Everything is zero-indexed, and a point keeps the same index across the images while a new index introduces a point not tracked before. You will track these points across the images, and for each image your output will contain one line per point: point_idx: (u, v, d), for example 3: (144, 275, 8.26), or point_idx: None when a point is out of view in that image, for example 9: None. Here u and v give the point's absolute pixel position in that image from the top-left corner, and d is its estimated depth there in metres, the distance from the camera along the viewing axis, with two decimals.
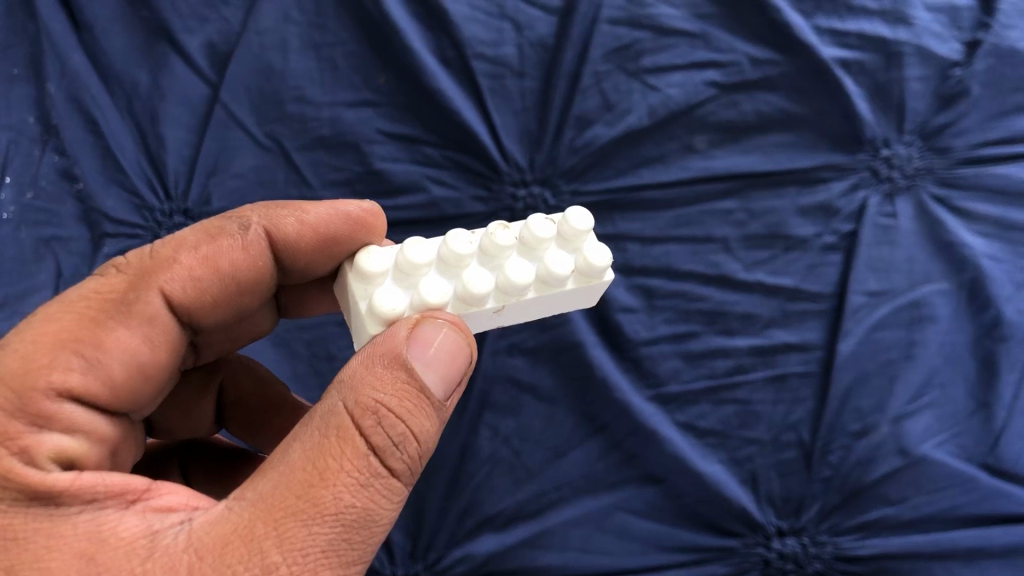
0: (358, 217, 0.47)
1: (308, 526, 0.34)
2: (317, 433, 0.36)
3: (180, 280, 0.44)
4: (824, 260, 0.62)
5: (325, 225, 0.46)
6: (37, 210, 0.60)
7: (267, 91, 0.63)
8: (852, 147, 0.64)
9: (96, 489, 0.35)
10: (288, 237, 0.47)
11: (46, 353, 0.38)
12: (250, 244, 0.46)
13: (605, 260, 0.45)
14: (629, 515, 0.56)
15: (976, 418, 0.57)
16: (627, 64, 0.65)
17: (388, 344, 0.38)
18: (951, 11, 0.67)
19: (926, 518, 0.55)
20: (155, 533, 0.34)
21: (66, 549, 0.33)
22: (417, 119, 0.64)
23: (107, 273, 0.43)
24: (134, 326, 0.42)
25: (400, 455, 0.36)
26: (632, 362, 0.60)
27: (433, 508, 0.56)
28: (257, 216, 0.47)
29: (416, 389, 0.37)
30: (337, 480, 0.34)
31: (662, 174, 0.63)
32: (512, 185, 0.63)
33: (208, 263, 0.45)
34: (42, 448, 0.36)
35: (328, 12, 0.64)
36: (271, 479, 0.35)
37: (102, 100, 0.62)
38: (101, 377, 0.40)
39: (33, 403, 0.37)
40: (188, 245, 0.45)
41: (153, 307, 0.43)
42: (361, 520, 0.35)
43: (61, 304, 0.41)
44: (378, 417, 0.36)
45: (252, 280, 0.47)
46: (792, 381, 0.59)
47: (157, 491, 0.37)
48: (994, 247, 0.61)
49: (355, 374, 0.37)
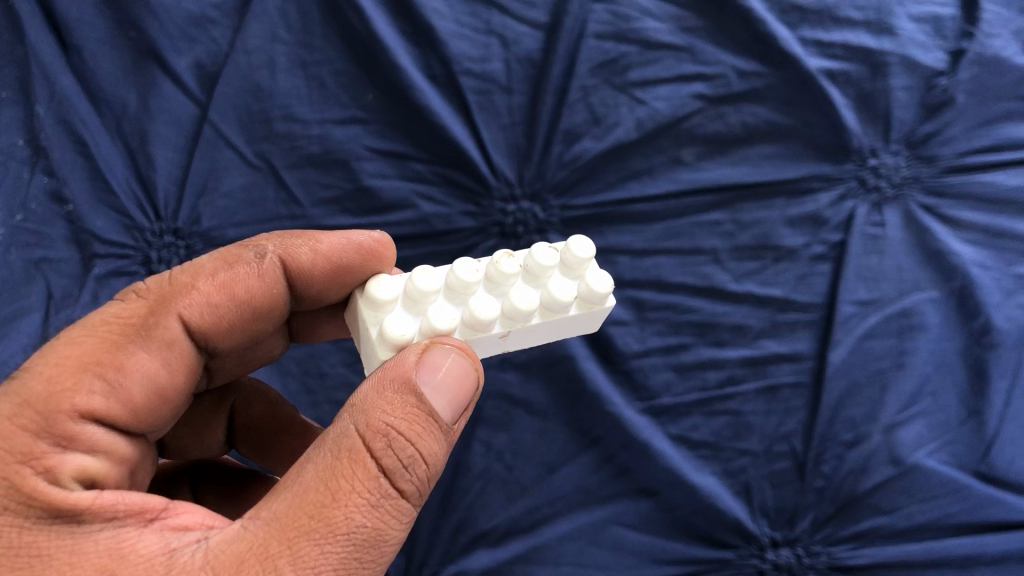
0: (369, 247, 0.47)
1: (320, 545, 0.34)
2: (329, 454, 0.36)
3: (198, 305, 0.44)
4: (814, 270, 0.62)
5: (338, 255, 0.46)
6: (27, 232, 0.60)
7: (255, 110, 0.63)
8: (840, 157, 0.64)
9: (115, 508, 0.36)
10: (302, 266, 0.47)
11: (70, 376, 0.38)
12: (265, 272, 0.46)
13: (607, 287, 0.45)
14: (623, 528, 0.56)
15: (967, 426, 0.57)
16: (614, 78, 0.65)
17: (399, 368, 0.38)
18: (934, 21, 0.67)
19: (919, 527, 0.55)
20: (173, 551, 0.34)
21: (89, 565, 0.33)
22: (405, 136, 0.64)
23: (127, 298, 0.43)
24: (154, 350, 0.42)
25: (409, 477, 0.36)
26: (623, 374, 0.60)
27: (427, 525, 0.56)
28: (273, 244, 0.47)
29: (425, 413, 0.37)
30: (348, 500, 0.34)
31: (651, 187, 0.63)
32: (501, 201, 0.64)
33: (224, 289, 0.45)
34: (66, 467, 0.36)
35: (315, 30, 0.64)
36: (284, 499, 0.35)
37: (92, 122, 0.62)
38: (121, 400, 0.40)
39: (58, 424, 0.37)
40: (206, 271, 0.45)
41: (173, 333, 0.43)
42: (371, 540, 0.35)
43: (85, 328, 0.41)
44: (388, 439, 0.36)
45: (266, 306, 0.47)
46: (784, 392, 0.59)
47: (174, 509, 0.37)
48: (982, 254, 0.62)
49: (366, 400, 0.37)
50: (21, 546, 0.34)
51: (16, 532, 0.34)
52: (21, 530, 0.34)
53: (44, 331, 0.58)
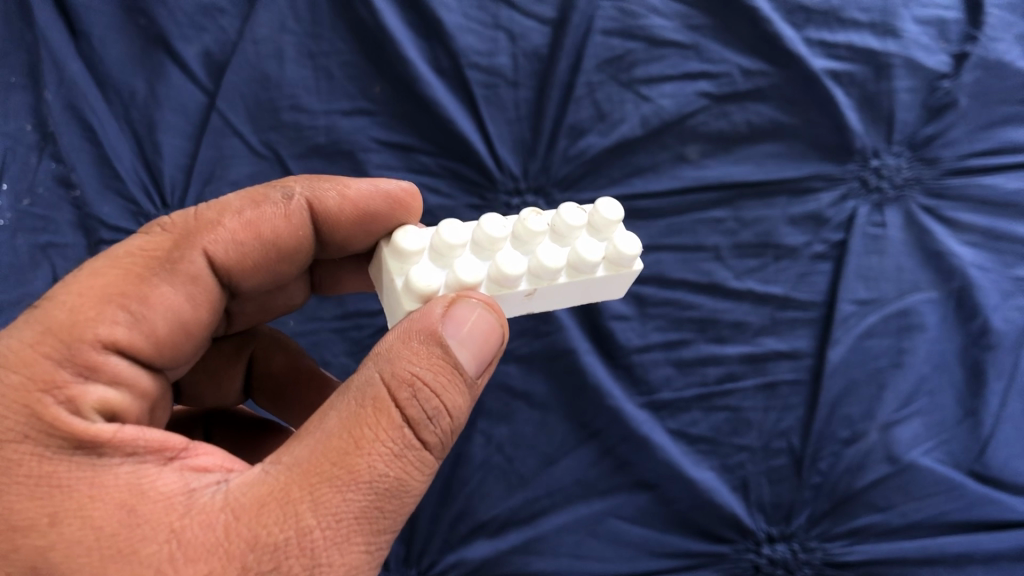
0: (396, 196, 0.47)
1: (343, 492, 0.34)
2: (353, 402, 0.36)
3: (222, 241, 0.45)
4: (814, 269, 0.62)
5: (365, 202, 0.47)
6: (33, 216, 0.61)
7: (263, 99, 0.64)
8: (842, 157, 0.65)
9: (136, 443, 0.36)
10: (328, 210, 0.48)
11: (93, 306, 0.39)
12: (291, 214, 0.47)
13: (634, 249, 0.45)
14: (621, 521, 0.57)
15: (964, 425, 0.58)
16: (619, 75, 0.65)
17: (425, 320, 0.38)
18: (938, 23, 0.68)
19: (914, 525, 0.55)
20: (192, 491, 0.35)
21: (108, 500, 0.34)
22: (412, 128, 0.64)
23: (152, 231, 0.44)
24: (177, 285, 0.42)
25: (433, 428, 0.37)
26: (624, 369, 0.60)
27: (427, 514, 0.56)
28: (300, 187, 0.48)
29: (450, 365, 0.37)
30: (372, 448, 0.35)
31: (654, 184, 0.64)
32: (506, 194, 0.64)
33: (250, 228, 0.46)
34: (88, 398, 0.37)
35: (323, 21, 0.65)
36: (307, 444, 0.35)
37: (99, 107, 0.63)
38: (144, 332, 0.40)
39: (80, 353, 0.38)
40: (232, 210, 0.46)
41: (197, 267, 0.43)
42: (393, 490, 0.35)
43: (109, 260, 0.41)
44: (413, 390, 0.36)
45: (290, 249, 0.48)
46: (783, 389, 0.59)
47: (194, 451, 0.37)
48: (981, 256, 0.62)
49: (392, 349, 0.38)
50: (41, 476, 0.34)
51: (36, 462, 0.34)
52: (41, 460, 0.34)
53: None
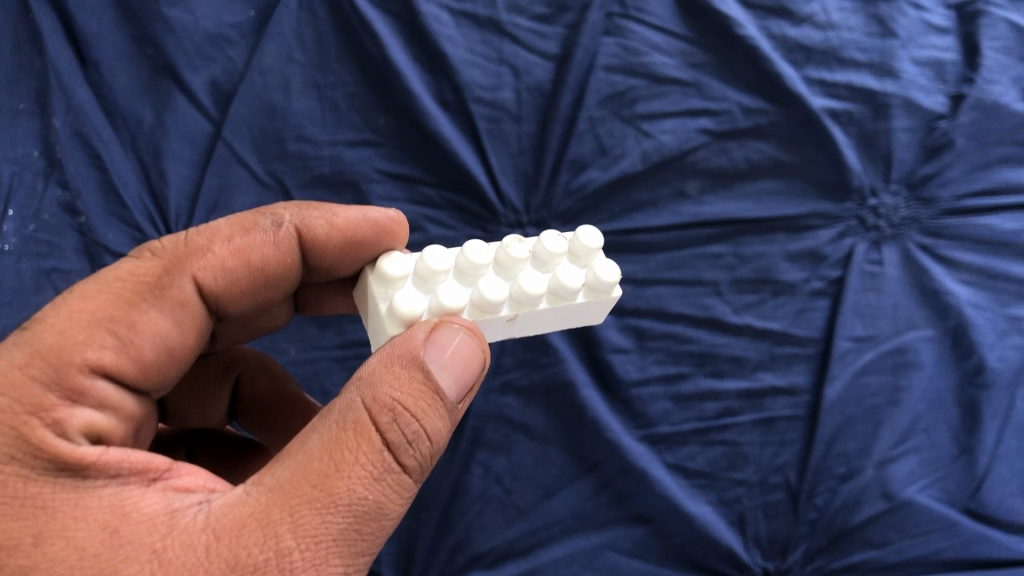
0: (384, 224, 0.48)
1: (322, 514, 0.34)
2: (335, 425, 0.36)
3: (211, 267, 0.45)
4: (812, 305, 0.63)
5: (353, 229, 0.48)
6: (39, 242, 0.61)
7: (269, 129, 0.64)
8: (840, 195, 0.66)
9: (121, 465, 0.36)
10: (316, 237, 0.48)
11: (82, 330, 0.39)
12: (280, 241, 0.48)
13: (614, 276, 0.46)
14: (618, 554, 0.57)
15: (959, 463, 0.59)
16: (621, 111, 0.66)
17: (406, 346, 0.39)
18: (936, 65, 0.69)
19: (909, 561, 0.56)
20: (174, 511, 0.35)
21: (92, 520, 0.34)
22: (415, 160, 0.65)
23: (142, 256, 0.44)
24: (166, 310, 0.43)
25: (413, 452, 0.37)
26: (622, 402, 0.61)
27: (423, 545, 0.57)
28: (289, 215, 0.49)
29: (431, 390, 0.38)
30: (352, 471, 0.35)
31: (655, 219, 0.65)
32: (507, 227, 0.64)
33: (239, 254, 0.46)
34: (74, 421, 0.37)
35: (330, 53, 0.66)
36: (288, 467, 0.35)
37: (106, 135, 0.63)
38: (131, 356, 0.41)
39: (68, 377, 0.38)
40: (222, 236, 0.46)
41: (186, 293, 0.44)
42: (372, 512, 0.36)
43: (99, 283, 0.41)
44: (394, 414, 0.37)
45: (277, 276, 0.48)
46: (780, 424, 0.60)
47: (177, 471, 0.38)
48: (977, 295, 0.63)
49: (374, 373, 0.38)
50: (27, 497, 0.34)
51: (21, 482, 0.34)
52: (26, 481, 0.34)
53: None
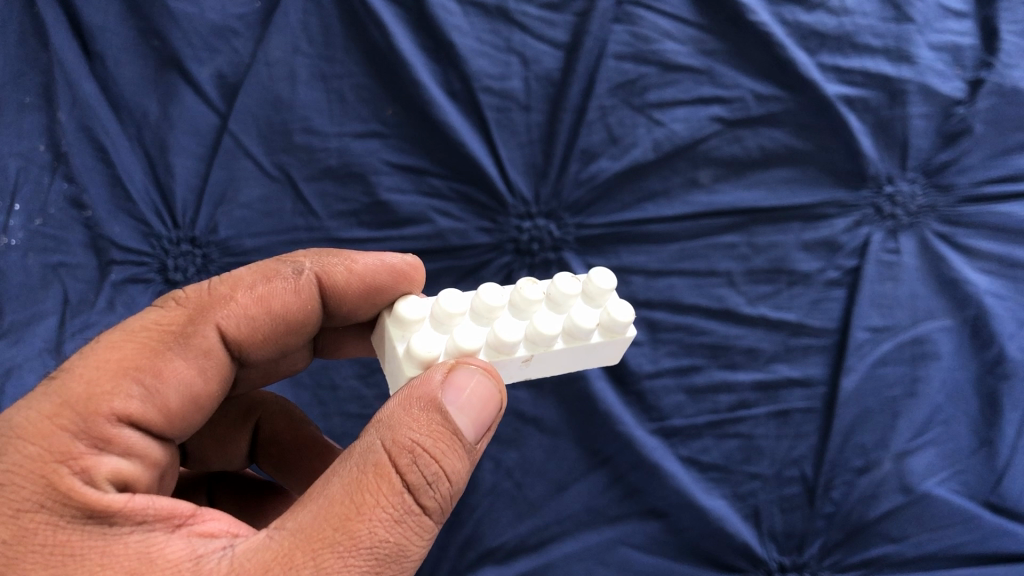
0: (401, 269, 0.48)
1: (344, 557, 0.34)
2: (355, 468, 0.36)
3: (234, 316, 0.45)
4: (828, 295, 0.62)
5: (371, 275, 0.47)
6: (45, 237, 0.61)
7: (275, 121, 0.64)
8: (855, 183, 0.65)
9: (146, 512, 0.36)
10: (336, 284, 0.48)
11: (108, 379, 0.39)
12: (301, 288, 0.47)
13: (628, 316, 0.45)
14: (631, 549, 0.56)
15: (979, 455, 0.57)
16: (632, 99, 0.65)
17: (425, 387, 0.38)
18: (953, 50, 0.67)
19: (928, 556, 0.55)
20: (200, 557, 0.34)
21: (119, 568, 0.33)
22: (423, 151, 0.64)
23: (166, 305, 0.44)
24: (191, 358, 0.42)
25: (433, 494, 0.36)
26: (635, 395, 0.60)
27: (434, 540, 0.56)
28: (309, 262, 0.48)
29: (450, 431, 0.37)
30: (373, 514, 0.34)
31: (666, 209, 0.64)
32: (517, 218, 0.64)
33: (261, 302, 0.46)
34: (101, 468, 0.36)
35: (336, 43, 0.65)
36: (311, 510, 0.35)
37: (112, 128, 0.63)
38: (157, 405, 0.40)
39: (95, 426, 0.37)
40: (244, 284, 0.46)
41: (210, 341, 0.43)
42: (393, 555, 0.35)
43: (124, 333, 0.41)
44: (413, 456, 0.36)
45: (298, 322, 0.48)
46: (796, 416, 0.59)
47: (201, 517, 0.37)
48: (996, 284, 0.61)
49: (393, 416, 0.37)
50: (55, 545, 0.34)
51: (50, 530, 0.34)
52: (55, 529, 0.34)
53: (59, 334, 0.59)
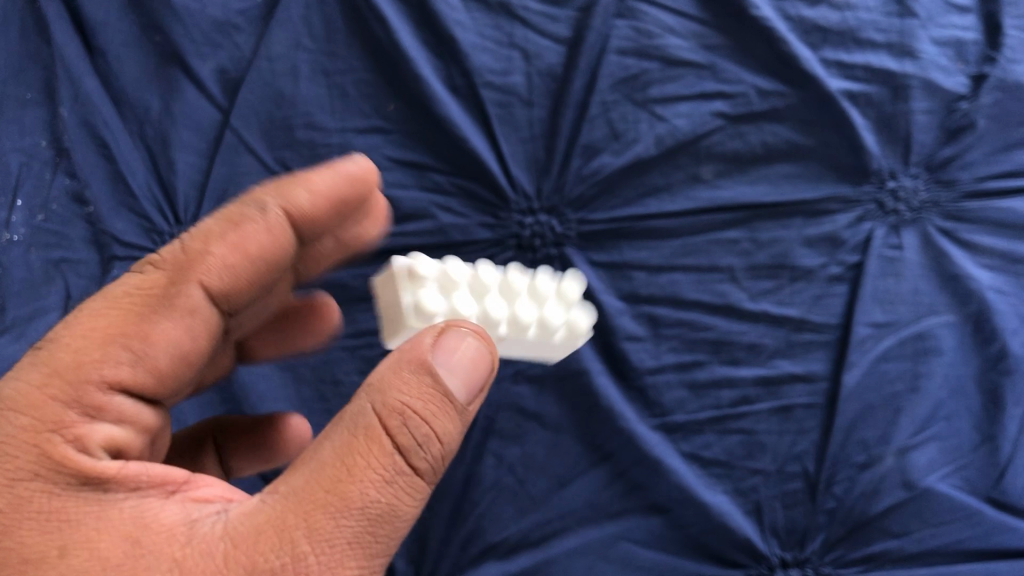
0: (359, 175, 0.47)
1: (336, 519, 0.34)
2: (347, 431, 0.35)
3: (215, 270, 0.41)
4: (830, 291, 0.62)
5: (334, 197, 0.45)
6: (47, 232, 0.62)
7: (277, 117, 0.64)
8: (859, 178, 0.64)
9: (140, 478, 0.36)
10: (303, 210, 0.45)
11: (97, 348, 0.38)
12: (272, 227, 0.43)
13: (588, 328, 0.47)
14: (632, 544, 0.57)
15: (981, 451, 0.58)
16: (634, 94, 0.65)
17: (416, 349, 0.37)
18: (956, 45, 0.66)
19: (928, 551, 0.56)
20: (194, 521, 0.35)
21: (115, 532, 0.34)
22: (425, 146, 0.64)
23: (145, 267, 0.41)
24: (178, 318, 0.40)
25: (424, 454, 0.36)
26: (637, 391, 0.60)
27: (437, 535, 0.58)
28: (273, 187, 0.46)
29: (441, 393, 0.36)
30: (364, 476, 0.34)
31: (669, 205, 0.63)
32: (519, 213, 0.64)
33: (237, 249, 0.42)
34: (94, 436, 0.37)
35: (337, 39, 0.65)
36: (304, 473, 0.35)
37: (113, 123, 0.63)
38: (150, 370, 0.39)
39: (86, 395, 0.37)
40: (216, 236, 0.42)
41: (196, 300, 0.41)
42: (385, 515, 0.35)
43: (108, 300, 0.39)
44: (404, 418, 0.35)
45: (282, 277, 0.47)
46: (798, 412, 0.59)
47: (194, 483, 0.38)
48: (999, 279, 0.61)
49: (384, 378, 0.36)
50: (51, 511, 0.34)
51: (46, 497, 0.35)
52: (50, 495, 0.35)
53: None
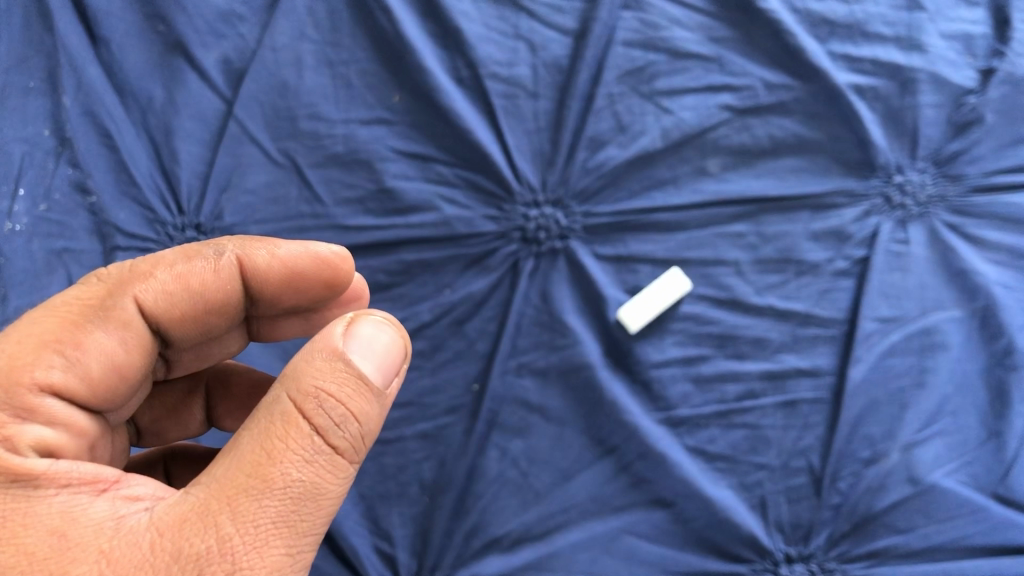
0: (327, 258, 0.51)
1: (258, 499, 0.37)
2: (263, 420, 0.38)
3: (152, 291, 0.46)
4: (836, 285, 0.61)
5: (294, 262, 0.50)
6: (49, 222, 0.61)
7: (281, 107, 0.63)
8: (865, 173, 0.64)
9: (70, 476, 0.39)
10: (256, 266, 0.50)
11: (29, 352, 0.41)
12: (221, 269, 0.48)
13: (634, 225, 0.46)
14: (636, 538, 0.57)
15: (988, 446, 0.57)
16: (640, 86, 0.65)
17: (326, 340, 0.40)
18: (965, 39, 0.66)
19: (935, 547, 0.55)
20: (120, 516, 0.38)
21: (40, 527, 0.37)
22: (429, 138, 0.64)
23: (88, 282, 0.45)
24: (111, 330, 0.44)
25: (343, 434, 0.39)
26: (642, 384, 0.60)
27: (441, 528, 0.57)
28: (231, 244, 0.49)
29: (355, 376, 0.40)
30: (283, 457, 0.37)
31: (675, 197, 0.63)
32: (524, 206, 0.63)
33: (181, 280, 0.47)
34: (24, 438, 0.39)
35: (342, 30, 0.65)
36: (223, 464, 0.38)
37: (116, 113, 0.63)
38: (80, 375, 0.42)
39: (18, 397, 0.40)
40: (166, 262, 0.47)
41: (129, 314, 0.45)
42: (308, 492, 0.38)
43: (46, 308, 0.43)
44: (319, 401, 0.39)
45: (219, 301, 0.49)
46: (803, 407, 0.59)
47: (127, 481, 0.40)
48: (1006, 274, 0.61)
49: (297, 368, 0.40)
50: None
51: None
52: None
53: None
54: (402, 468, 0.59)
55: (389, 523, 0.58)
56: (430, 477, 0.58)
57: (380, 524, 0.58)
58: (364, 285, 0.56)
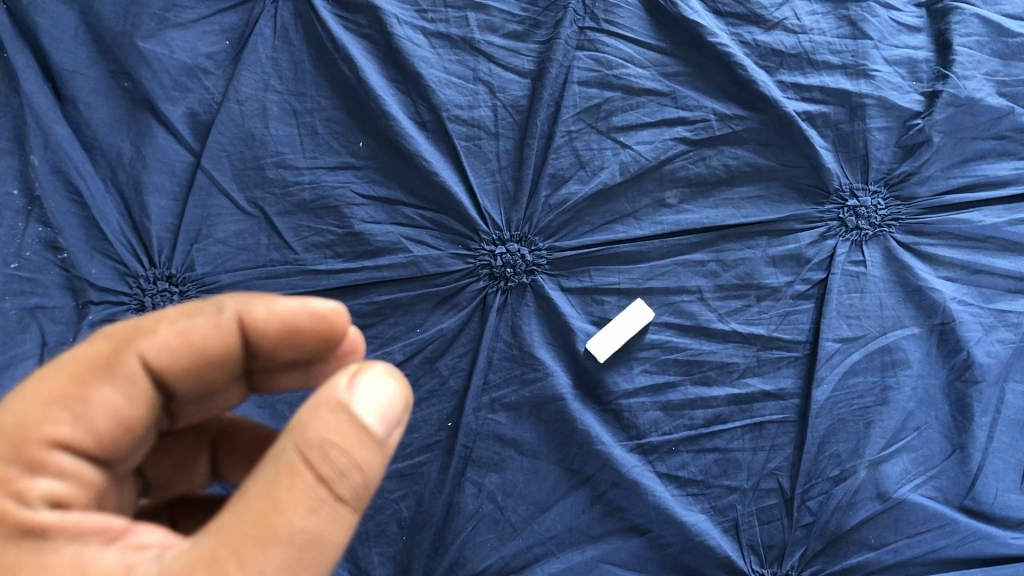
0: (326, 315, 0.45)
1: (265, 550, 0.34)
2: (269, 469, 0.35)
3: (157, 346, 0.41)
4: (797, 308, 0.63)
5: (293, 318, 0.44)
6: (21, 280, 0.62)
7: (248, 157, 0.65)
8: (819, 198, 0.66)
9: (79, 527, 0.37)
10: (254, 323, 0.44)
11: (36, 409, 0.38)
12: (224, 324, 0.43)
13: None
14: (613, 566, 0.58)
15: (953, 459, 0.60)
16: (597, 123, 0.66)
17: (328, 389, 0.37)
18: (909, 64, 0.68)
19: (905, 562, 0.58)
20: (131, 568, 0.35)
21: None
22: (395, 182, 0.65)
23: (93, 338, 0.42)
24: (117, 384, 0.40)
25: (346, 482, 0.36)
26: (613, 414, 0.61)
27: (420, 565, 0.58)
28: (232, 297, 0.44)
29: (359, 426, 0.36)
30: (289, 507, 0.34)
31: (635, 229, 0.64)
32: (490, 244, 0.65)
33: (184, 336, 0.42)
34: (34, 491, 0.37)
35: (306, 79, 0.67)
36: (230, 513, 0.35)
37: (85, 169, 0.64)
38: (88, 431, 0.39)
39: (26, 453, 0.38)
40: (168, 317, 0.42)
41: (133, 368, 0.41)
42: (314, 542, 0.35)
43: (53, 365, 0.40)
44: (323, 450, 0.35)
45: (223, 357, 0.44)
46: (770, 428, 0.60)
47: (136, 530, 0.38)
48: (961, 290, 0.63)
49: (302, 415, 0.36)
50: None
51: None
52: None
53: None
54: (379, 508, 0.59)
55: (369, 563, 0.59)
56: (409, 515, 0.59)
57: (360, 564, 0.59)
58: (360, 336, 0.51)
